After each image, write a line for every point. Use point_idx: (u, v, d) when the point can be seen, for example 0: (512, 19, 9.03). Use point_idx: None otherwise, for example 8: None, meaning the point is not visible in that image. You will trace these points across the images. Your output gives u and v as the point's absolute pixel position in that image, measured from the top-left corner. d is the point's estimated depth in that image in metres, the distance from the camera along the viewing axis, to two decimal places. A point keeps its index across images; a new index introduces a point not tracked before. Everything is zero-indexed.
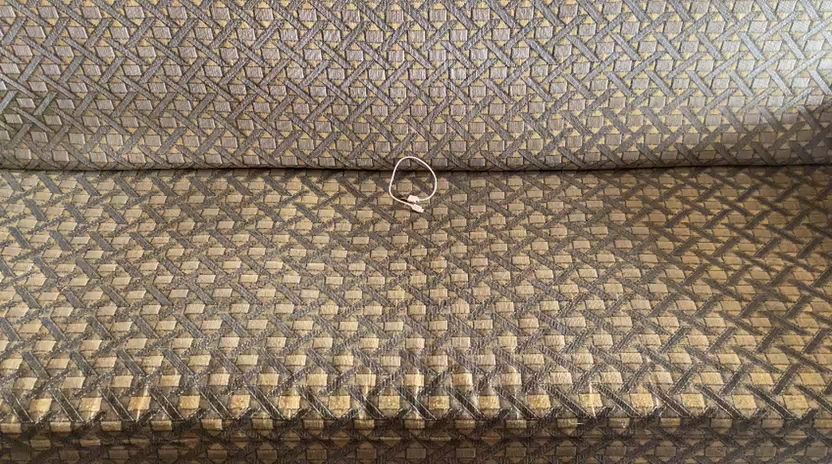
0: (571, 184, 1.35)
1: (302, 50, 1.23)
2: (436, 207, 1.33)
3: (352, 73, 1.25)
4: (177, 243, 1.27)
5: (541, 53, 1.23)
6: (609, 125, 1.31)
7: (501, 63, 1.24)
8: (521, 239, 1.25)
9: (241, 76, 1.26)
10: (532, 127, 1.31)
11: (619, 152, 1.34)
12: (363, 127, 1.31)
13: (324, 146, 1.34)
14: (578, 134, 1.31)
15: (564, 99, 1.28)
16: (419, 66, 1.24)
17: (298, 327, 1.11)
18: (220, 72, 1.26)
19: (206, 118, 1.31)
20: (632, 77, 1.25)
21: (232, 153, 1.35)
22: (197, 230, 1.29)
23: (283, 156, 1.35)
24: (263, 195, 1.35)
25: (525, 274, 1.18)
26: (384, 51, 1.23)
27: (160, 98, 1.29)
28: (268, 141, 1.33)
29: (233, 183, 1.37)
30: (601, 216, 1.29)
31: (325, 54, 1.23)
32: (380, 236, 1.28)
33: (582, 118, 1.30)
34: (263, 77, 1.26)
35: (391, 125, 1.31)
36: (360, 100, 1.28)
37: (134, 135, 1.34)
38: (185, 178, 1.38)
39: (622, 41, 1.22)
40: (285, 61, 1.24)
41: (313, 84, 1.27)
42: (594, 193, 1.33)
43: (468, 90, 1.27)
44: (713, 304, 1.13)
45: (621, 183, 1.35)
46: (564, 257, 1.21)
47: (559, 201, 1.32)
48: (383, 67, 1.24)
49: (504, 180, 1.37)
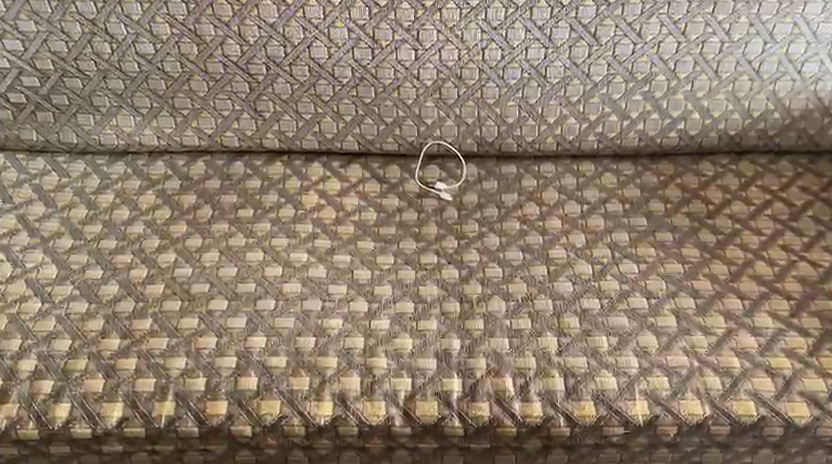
0: (606, 171, 1.29)
1: (327, 29, 1.16)
2: (465, 196, 1.27)
3: (379, 53, 1.18)
4: (194, 233, 1.21)
5: (581, 34, 1.16)
6: (649, 110, 1.24)
7: (539, 45, 1.17)
8: (556, 231, 1.20)
9: (262, 55, 1.18)
10: (567, 112, 1.24)
11: (657, 139, 1.27)
12: (389, 110, 1.24)
13: (348, 130, 1.27)
14: (616, 119, 1.25)
15: (603, 82, 1.21)
16: (451, 46, 1.17)
17: (327, 326, 1.06)
18: (239, 51, 1.18)
19: (223, 99, 1.24)
20: (676, 59, 1.19)
21: (249, 136, 1.28)
22: (215, 219, 1.23)
23: (304, 140, 1.28)
24: (283, 181, 1.29)
25: (562, 270, 1.13)
26: (416, 30, 1.16)
27: (173, 77, 1.21)
28: (288, 124, 1.26)
29: (250, 167, 1.30)
30: (639, 207, 1.23)
31: (352, 32, 1.16)
32: (408, 227, 1.23)
33: (621, 103, 1.23)
34: (285, 57, 1.19)
35: (419, 108, 1.24)
36: (387, 83, 1.21)
37: (145, 117, 1.26)
38: (199, 162, 1.31)
39: (668, 22, 1.15)
40: (309, 40, 1.17)
41: (337, 64, 1.19)
42: (631, 181, 1.27)
43: (502, 72, 1.20)
44: (760, 303, 1.08)
45: (658, 171, 1.29)
46: (602, 252, 1.16)
47: (594, 190, 1.26)
48: (413, 47, 1.17)
49: (536, 166, 1.30)
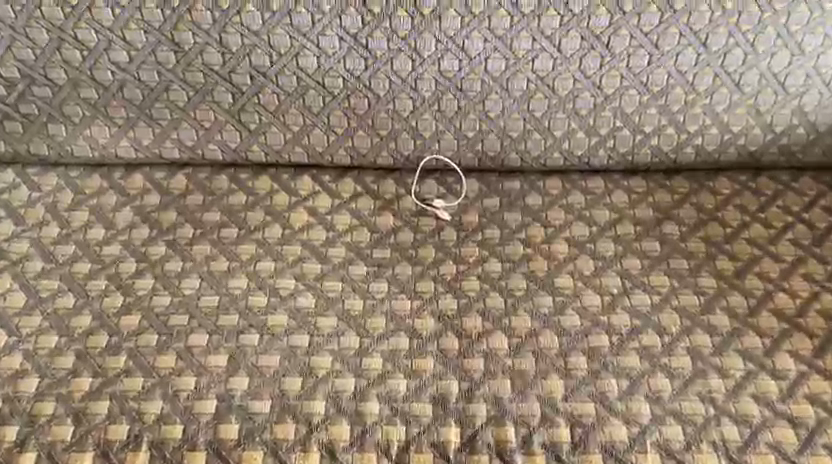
0: (616, 188, 1.21)
1: (316, 37, 1.06)
2: (465, 214, 1.18)
3: (373, 63, 1.08)
4: (174, 255, 1.13)
5: (593, 44, 1.06)
6: (664, 124, 1.15)
7: (547, 55, 1.07)
8: (562, 256, 1.12)
9: (245, 64, 1.09)
10: (576, 125, 1.15)
11: (672, 154, 1.18)
12: (384, 122, 1.15)
13: (339, 143, 1.18)
14: (628, 134, 1.16)
15: (615, 95, 1.12)
16: (451, 56, 1.08)
17: (315, 366, 0.98)
18: (220, 59, 1.08)
19: (204, 110, 1.15)
20: (695, 72, 1.09)
21: (234, 149, 1.19)
22: (196, 239, 1.15)
23: (292, 153, 1.19)
24: (269, 197, 1.20)
25: (568, 302, 1.06)
26: (413, 39, 1.06)
27: (150, 87, 1.12)
28: (275, 136, 1.17)
29: (235, 181, 1.22)
30: (651, 229, 1.15)
31: (343, 41, 1.06)
32: (403, 250, 1.14)
33: (634, 117, 1.14)
34: (271, 66, 1.09)
35: (415, 121, 1.15)
36: (381, 94, 1.12)
37: (121, 128, 1.17)
38: (180, 175, 1.22)
39: (688, 32, 1.05)
40: (296, 48, 1.07)
41: (327, 74, 1.10)
42: (642, 200, 1.19)
43: (506, 84, 1.11)
44: (781, 342, 1.01)
45: (672, 189, 1.20)
46: (612, 281, 1.08)
47: (603, 209, 1.18)
48: (410, 57, 1.08)
49: (541, 182, 1.22)
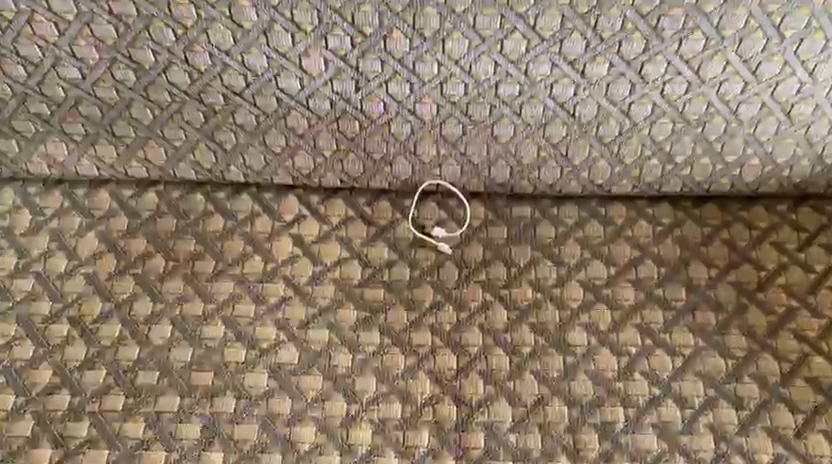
0: (638, 219, 1.07)
1: (298, 58, 0.90)
2: (468, 247, 1.06)
3: (365, 85, 0.93)
4: (144, 294, 1.02)
5: (623, 71, 0.91)
6: (699, 154, 1.00)
7: (567, 80, 0.92)
8: (575, 304, 1.00)
9: (216, 84, 0.94)
10: (598, 153, 1.01)
11: (705, 185, 1.04)
12: (378, 146, 1.01)
13: (328, 166, 1.04)
14: (657, 163, 1.01)
15: (645, 122, 0.97)
16: (456, 80, 0.92)
17: (296, 439, 0.91)
18: (188, 78, 0.93)
19: (173, 128, 1.00)
20: (740, 100, 0.94)
21: (209, 168, 1.05)
22: (168, 274, 1.03)
23: (275, 174, 1.06)
24: (250, 222, 1.07)
25: (581, 362, 0.95)
26: (410, 62, 0.90)
27: (110, 104, 0.98)
28: (255, 157, 1.03)
29: (212, 201, 1.09)
30: (676, 271, 1.03)
31: (329, 63, 0.91)
32: (397, 291, 1.03)
33: (665, 145, 0.99)
34: (247, 86, 0.94)
35: (414, 145, 1.01)
36: (375, 117, 0.97)
37: (81, 145, 1.03)
38: (151, 193, 1.09)
39: (736, 60, 0.89)
40: (275, 69, 0.92)
41: (313, 96, 0.95)
42: (668, 234, 1.06)
43: (519, 109, 0.96)
44: (814, 420, 0.91)
45: (701, 220, 1.07)
46: (630, 337, 0.97)
47: (623, 244, 1.05)
48: (407, 80, 0.92)
49: (555, 208, 1.08)
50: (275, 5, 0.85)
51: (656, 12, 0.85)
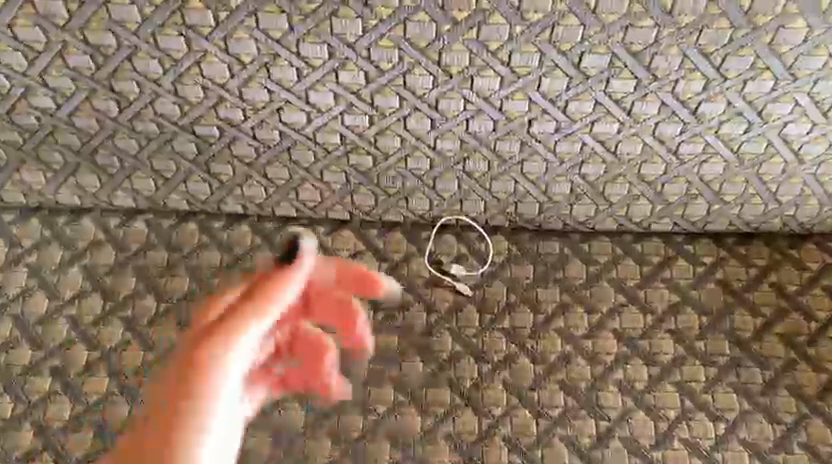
0: (678, 257, 0.97)
1: (304, 92, 0.79)
2: (490, 288, 0.95)
3: (379, 120, 0.82)
4: (133, 341, 0.92)
5: (676, 110, 0.80)
6: (752, 193, 0.90)
7: (611, 118, 0.81)
8: (608, 358, 0.91)
9: (211, 117, 0.83)
10: (639, 191, 0.90)
11: (754, 223, 0.94)
12: (392, 180, 0.90)
13: (336, 199, 0.93)
14: (704, 202, 0.91)
15: (695, 161, 0.86)
16: (484, 117, 0.81)
17: None
18: (178, 111, 0.82)
19: (162, 159, 0.89)
20: (805, 141, 0.83)
21: (202, 199, 0.94)
22: (159, 318, 0.94)
23: (277, 206, 0.95)
24: (249, 257, 0.97)
25: (614, 428, 0.87)
26: (433, 99, 0.79)
27: (89, 134, 0.86)
28: (254, 189, 0.92)
29: (207, 232, 0.98)
30: (719, 320, 0.94)
31: (340, 97, 0.79)
32: (413, 338, 0.93)
33: (715, 185, 0.89)
34: (245, 119, 0.83)
35: (433, 180, 0.90)
36: (390, 151, 0.86)
37: (59, 174, 0.92)
38: (139, 222, 0.99)
39: (806, 101, 0.78)
40: (278, 102, 0.80)
41: (321, 130, 0.84)
42: (710, 275, 0.96)
43: (555, 146, 0.84)
44: None
45: (748, 259, 0.97)
46: (669, 398, 0.89)
47: (661, 287, 0.95)
48: (428, 116, 0.81)
49: (586, 244, 0.98)
50: (278, 38, 0.74)
51: (723, 50, 0.73)
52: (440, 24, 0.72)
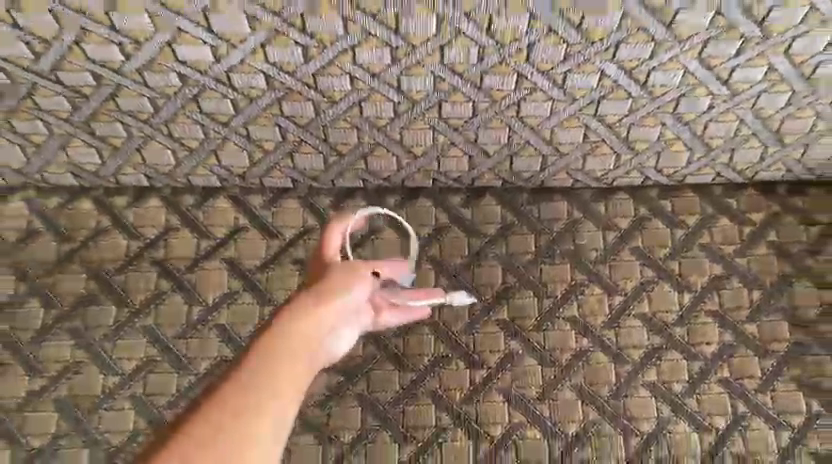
0: (717, 216, 0.76)
1: (202, 16, 0.54)
2: (480, 267, 0.74)
3: (319, 53, 0.57)
4: (15, 364, 0.70)
5: (739, 21, 0.56)
6: (822, 130, 0.68)
7: (643, 36, 0.57)
8: (636, 352, 0.71)
9: (76, 57, 0.57)
10: (674, 134, 0.67)
11: (818, 168, 0.73)
12: (345, 135, 0.66)
13: (271, 162, 0.70)
14: (758, 144, 0.69)
15: (750, 92, 0.64)
16: (465, 42, 0.57)
17: None
18: (27, 52, 0.57)
19: (25, 121, 0.65)
20: None
21: (93, 171, 0.71)
22: (48, 331, 0.71)
23: (194, 174, 0.71)
24: (163, 243, 0.74)
25: (649, 443, 0.68)
26: (391, 18, 0.54)
27: None
28: (160, 154, 0.68)
29: (108, 212, 0.75)
30: (774, 296, 0.73)
31: (258, 22, 0.54)
32: (382, 340, 0.72)
33: (774, 122, 0.67)
34: (126, 60, 0.57)
35: (399, 133, 0.66)
36: (337, 96, 0.62)
37: None
38: (16, 203, 0.75)
39: None
40: (169, 31, 0.55)
41: (236, 70, 0.59)
42: (760, 237, 0.75)
43: (562, 80, 0.61)
44: None
45: (807, 215, 0.76)
46: (716, 400, 0.69)
47: (699, 255, 0.75)
48: (388, 45, 0.57)
49: (600, 203, 0.76)
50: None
51: None
52: None
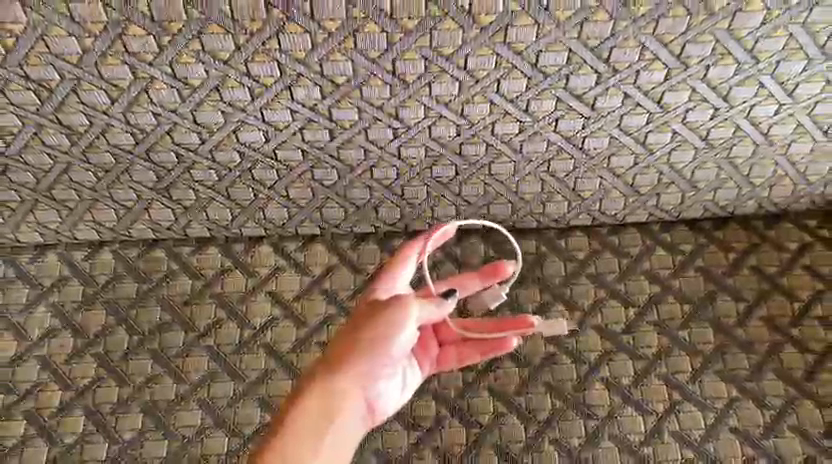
0: (655, 247, 0.96)
1: (259, 111, 0.76)
2: None
3: (340, 133, 0.79)
4: (108, 377, 0.90)
5: (640, 101, 0.77)
6: (724, 178, 0.88)
7: (575, 114, 0.78)
8: (593, 356, 0.90)
9: (165, 142, 0.79)
10: (610, 183, 0.88)
11: (729, 207, 0.93)
12: (360, 192, 0.87)
13: (304, 215, 0.91)
14: (678, 190, 0.90)
15: (664, 150, 0.84)
16: (446, 122, 0.78)
17: None
18: (132, 140, 0.79)
19: (121, 189, 0.86)
20: (773, 122, 0.81)
21: (168, 226, 0.92)
22: (133, 352, 0.92)
23: (245, 226, 0.93)
24: (220, 281, 0.95)
25: (604, 426, 0.86)
26: (393, 108, 0.76)
27: (43, 169, 0.83)
28: (221, 212, 0.90)
29: (176, 258, 0.96)
30: (701, 309, 0.92)
31: (297, 113, 0.76)
32: None
33: (687, 172, 0.87)
34: (202, 143, 0.80)
35: (401, 190, 0.87)
36: (354, 164, 0.83)
37: (17, 212, 0.90)
38: (105, 254, 0.96)
39: (771, 83, 0.76)
40: (234, 123, 0.77)
41: (281, 147, 0.80)
42: (689, 263, 0.95)
43: (519, 146, 0.82)
44: None
45: (725, 245, 0.96)
46: (656, 391, 0.88)
47: (641, 279, 0.94)
48: (390, 126, 0.78)
49: (561, 240, 0.97)
50: (256, 30, 0.67)
51: (681, 39, 0.70)
52: (390, 33, 0.68)
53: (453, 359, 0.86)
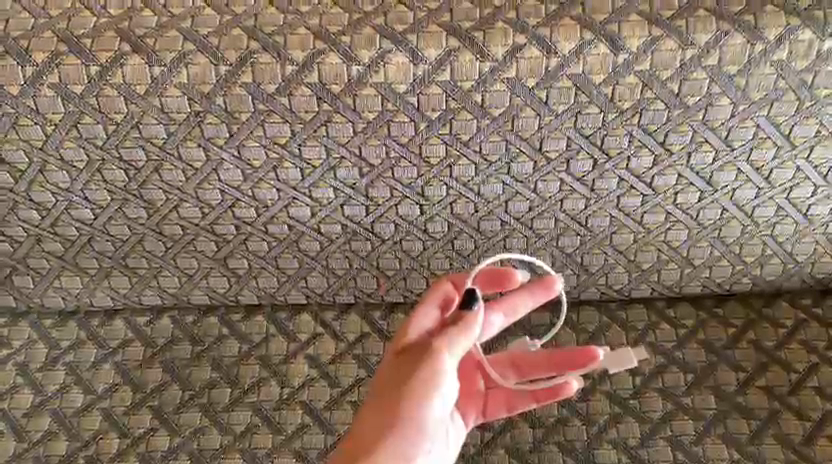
0: (660, 321, 1.05)
1: (306, 189, 0.90)
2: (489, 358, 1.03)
3: (375, 208, 0.92)
4: (161, 427, 1.01)
5: (634, 183, 0.89)
6: (718, 256, 0.98)
7: (577, 195, 0.90)
8: (602, 418, 0.98)
9: (227, 216, 0.94)
10: (613, 259, 0.99)
11: (725, 284, 1.02)
12: (390, 262, 0.99)
13: (341, 284, 1.03)
14: (676, 267, 1.00)
15: (661, 229, 0.95)
16: (464, 200, 0.91)
17: None
18: (199, 213, 0.93)
19: (185, 258, 1.00)
20: (755, 204, 0.92)
21: (222, 293, 1.05)
22: (184, 405, 1.02)
23: (289, 294, 1.05)
24: (265, 344, 1.06)
25: None
26: (419, 187, 0.89)
27: (121, 239, 0.98)
28: (269, 280, 1.02)
29: (227, 323, 1.08)
30: (703, 377, 1.00)
31: (338, 191, 0.90)
32: None
33: (682, 250, 0.98)
34: (257, 217, 0.94)
35: (427, 261, 0.99)
36: (386, 236, 0.96)
37: (94, 278, 1.03)
38: (165, 319, 1.09)
39: (747, 168, 0.88)
40: (285, 200, 0.91)
41: (323, 221, 0.94)
42: (691, 336, 1.03)
43: (530, 223, 0.94)
44: None
45: (725, 320, 1.04)
46: (661, 451, 0.95)
47: (647, 349, 1.03)
48: (417, 203, 0.91)
49: (573, 313, 1.06)
50: (308, 120, 0.83)
51: (663, 129, 0.83)
52: (417, 122, 0.82)
53: (501, 408, 0.93)
